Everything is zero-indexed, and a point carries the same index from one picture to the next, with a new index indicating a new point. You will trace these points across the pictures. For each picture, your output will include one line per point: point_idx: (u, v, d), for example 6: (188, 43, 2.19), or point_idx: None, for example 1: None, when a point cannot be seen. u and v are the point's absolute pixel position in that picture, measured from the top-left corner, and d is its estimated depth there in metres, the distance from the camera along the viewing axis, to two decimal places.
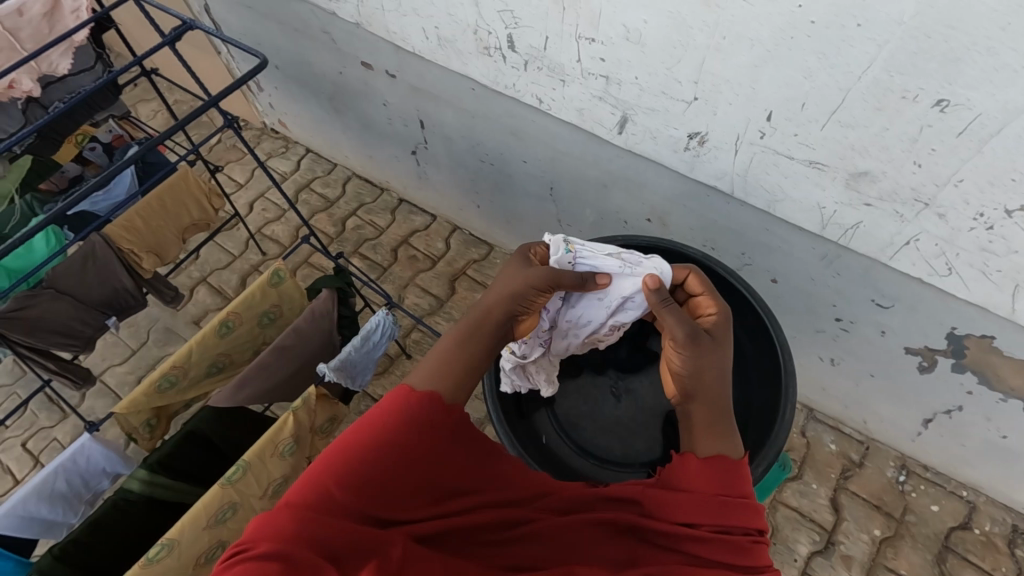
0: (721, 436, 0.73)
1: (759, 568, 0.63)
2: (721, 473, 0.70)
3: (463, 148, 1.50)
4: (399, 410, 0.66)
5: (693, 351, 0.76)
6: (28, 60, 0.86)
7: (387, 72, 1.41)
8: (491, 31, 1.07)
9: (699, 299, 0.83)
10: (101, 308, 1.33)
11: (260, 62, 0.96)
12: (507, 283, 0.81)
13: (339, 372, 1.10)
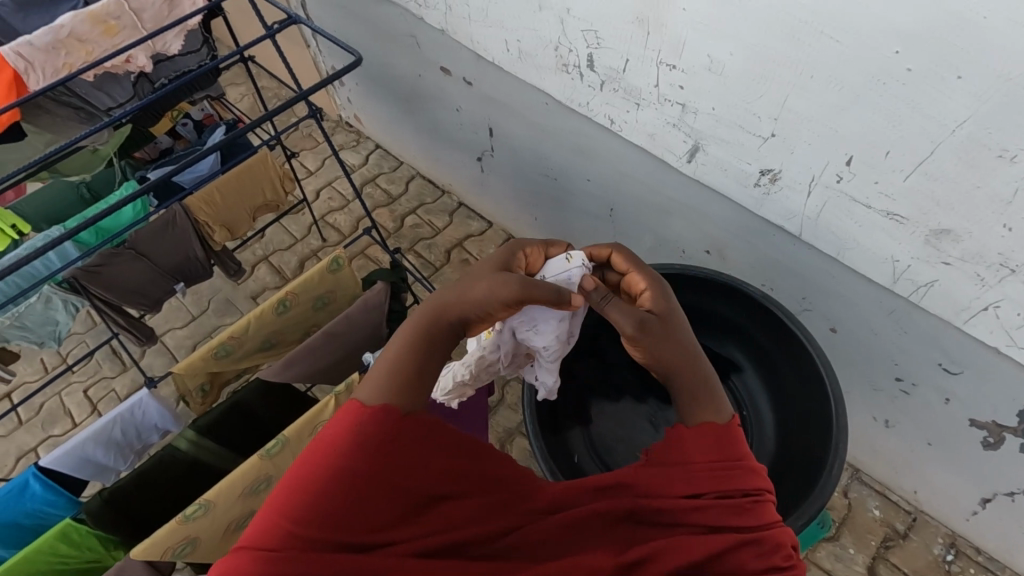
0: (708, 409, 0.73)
1: (767, 524, 0.63)
2: (714, 440, 0.70)
3: (527, 160, 1.52)
4: (348, 423, 0.63)
5: (644, 341, 0.75)
6: (146, 40, 0.93)
7: (464, 79, 1.45)
8: (573, 49, 1.08)
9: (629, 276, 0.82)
10: (173, 273, 1.41)
11: (356, 62, 0.97)
12: (475, 288, 0.71)
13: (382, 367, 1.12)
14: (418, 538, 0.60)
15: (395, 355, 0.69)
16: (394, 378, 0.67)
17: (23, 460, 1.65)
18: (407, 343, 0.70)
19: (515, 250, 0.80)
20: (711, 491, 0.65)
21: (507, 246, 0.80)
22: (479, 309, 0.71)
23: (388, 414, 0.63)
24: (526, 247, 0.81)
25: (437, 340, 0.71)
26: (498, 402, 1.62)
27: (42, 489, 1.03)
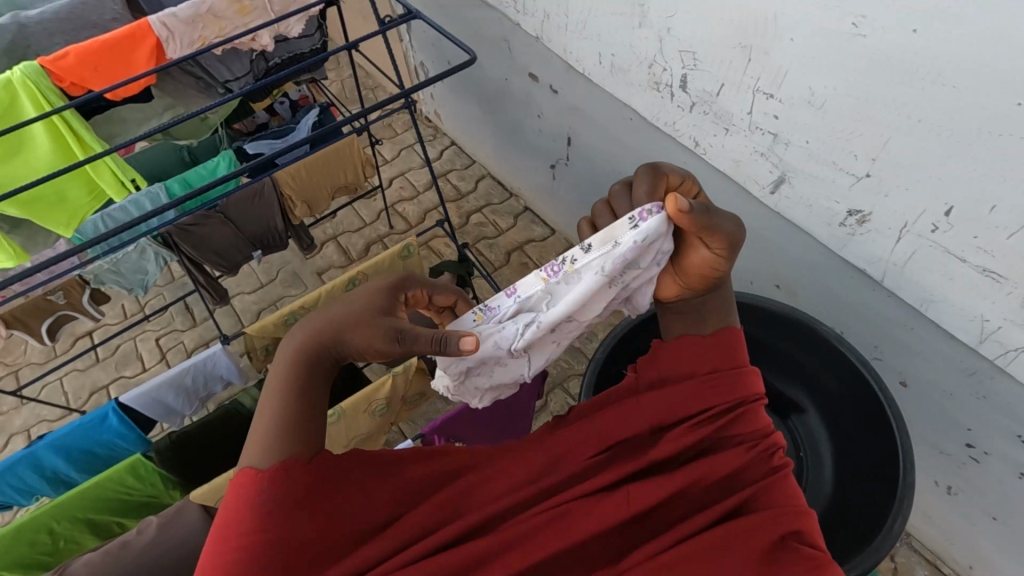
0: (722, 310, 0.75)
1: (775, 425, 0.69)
2: (718, 347, 0.72)
3: (602, 173, 1.53)
4: (247, 495, 0.55)
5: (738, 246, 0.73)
6: (273, 23, 0.98)
7: (551, 86, 1.48)
8: (667, 68, 1.09)
9: (672, 187, 0.77)
10: (253, 241, 1.49)
11: (471, 60, 0.98)
12: (350, 332, 0.66)
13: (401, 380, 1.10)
14: (387, 550, 0.56)
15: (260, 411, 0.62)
16: (267, 441, 0.59)
17: (95, 396, 1.77)
18: (273, 392, 0.63)
19: (400, 287, 0.72)
20: (723, 401, 0.68)
21: (389, 279, 0.72)
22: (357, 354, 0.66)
23: (291, 471, 0.57)
24: (415, 282, 0.74)
25: (309, 384, 0.64)
26: (541, 408, 1.63)
27: (118, 423, 1.10)
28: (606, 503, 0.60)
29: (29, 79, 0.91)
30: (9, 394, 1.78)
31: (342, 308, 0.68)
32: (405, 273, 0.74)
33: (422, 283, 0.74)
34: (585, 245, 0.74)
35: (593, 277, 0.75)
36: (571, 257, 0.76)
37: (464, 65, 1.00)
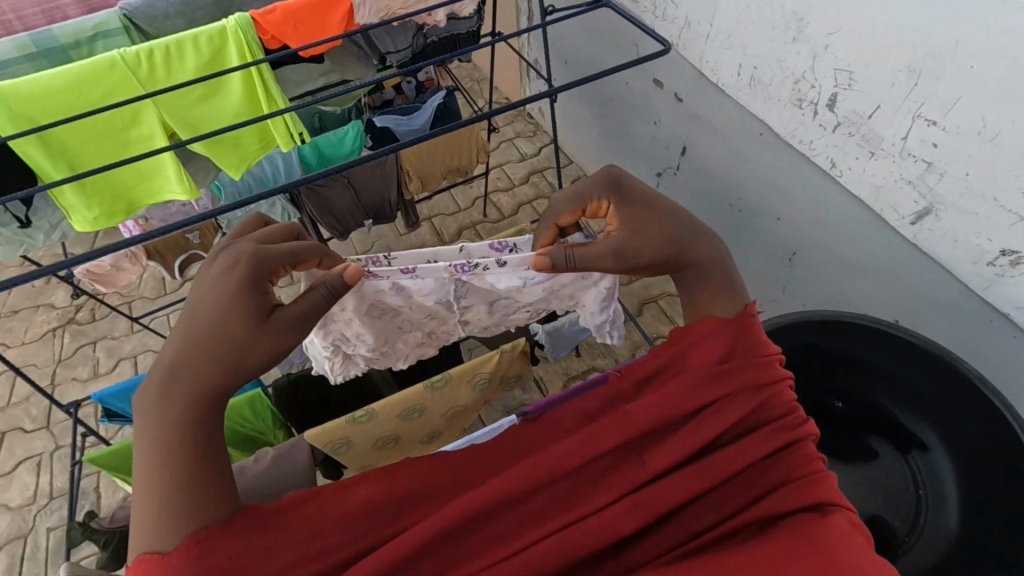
0: (721, 295, 0.71)
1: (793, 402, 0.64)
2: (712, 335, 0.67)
3: (714, 186, 1.52)
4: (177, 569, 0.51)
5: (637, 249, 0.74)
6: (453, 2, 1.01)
7: (675, 94, 1.48)
8: (816, 86, 1.08)
9: (584, 208, 0.78)
10: (367, 210, 1.56)
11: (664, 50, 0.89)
12: (236, 333, 0.60)
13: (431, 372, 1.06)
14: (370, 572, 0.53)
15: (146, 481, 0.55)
16: (180, 508, 0.53)
17: None
18: (160, 452, 0.55)
19: (253, 278, 0.63)
20: (738, 385, 0.62)
21: (239, 268, 0.63)
22: (251, 373, 0.61)
23: (205, 539, 0.53)
24: (271, 265, 0.65)
25: (208, 419, 0.57)
26: None
27: None
28: (601, 515, 0.57)
29: (240, 33, 0.84)
30: (122, 322, 1.93)
31: (206, 315, 0.60)
32: (253, 254, 0.64)
33: (280, 261, 0.66)
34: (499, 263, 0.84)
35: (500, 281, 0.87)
36: (484, 264, 0.86)
37: (657, 55, 0.91)
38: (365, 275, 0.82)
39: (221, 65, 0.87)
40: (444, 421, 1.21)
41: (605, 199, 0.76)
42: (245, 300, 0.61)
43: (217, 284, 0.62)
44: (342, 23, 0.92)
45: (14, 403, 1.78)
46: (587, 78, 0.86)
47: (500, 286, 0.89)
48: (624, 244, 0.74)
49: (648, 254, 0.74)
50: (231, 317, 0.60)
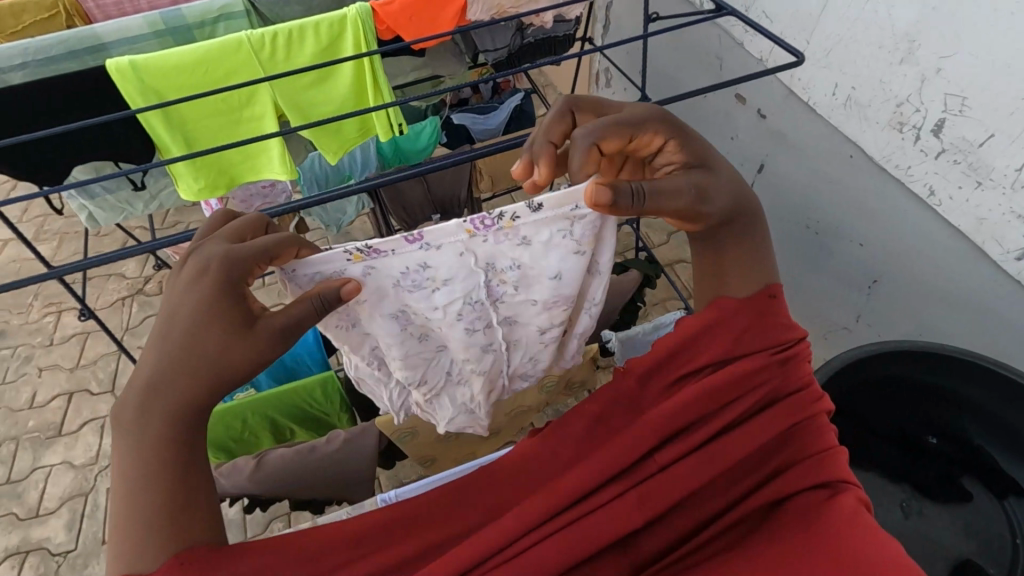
0: (749, 268, 0.68)
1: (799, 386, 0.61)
2: (714, 328, 0.63)
3: (791, 206, 1.48)
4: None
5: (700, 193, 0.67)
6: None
7: (759, 110, 1.46)
8: (921, 109, 1.05)
9: (635, 138, 0.66)
10: (437, 205, 1.58)
11: (795, 61, 0.81)
12: (216, 341, 0.55)
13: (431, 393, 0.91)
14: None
15: (133, 495, 0.52)
16: (153, 524, 0.50)
17: None
18: (143, 462, 0.52)
19: (229, 278, 0.57)
20: (741, 384, 0.59)
21: (214, 272, 0.56)
22: (238, 379, 0.57)
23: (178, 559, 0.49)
24: (245, 267, 0.58)
25: (191, 423, 0.55)
26: None
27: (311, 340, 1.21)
28: (598, 517, 0.54)
29: (359, 22, 0.86)
30: None
31: (185, 324, 0.55)
32: (224, 256, 0.57)
33: (254, 260, 0.58)
34: (535, 204, 0.67)
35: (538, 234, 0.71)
36: (511, 213, 0.68)
37: (787, 66, 0.83)
38: (365, 261, 0.67)
39: (336, 52, 0.89)
40: (507, 421, 1.21)
41: (661, 134, 0.67)
42: (220, 303, 0.56)
43: (189, 294, 0.56)
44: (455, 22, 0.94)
45: (83, 365, 1.85)
46: (708, 89, 0.78)
47: (537, 253, 0.74)
48: (696, 179, 0.65)
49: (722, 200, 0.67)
50: (211, 318, 0.55)
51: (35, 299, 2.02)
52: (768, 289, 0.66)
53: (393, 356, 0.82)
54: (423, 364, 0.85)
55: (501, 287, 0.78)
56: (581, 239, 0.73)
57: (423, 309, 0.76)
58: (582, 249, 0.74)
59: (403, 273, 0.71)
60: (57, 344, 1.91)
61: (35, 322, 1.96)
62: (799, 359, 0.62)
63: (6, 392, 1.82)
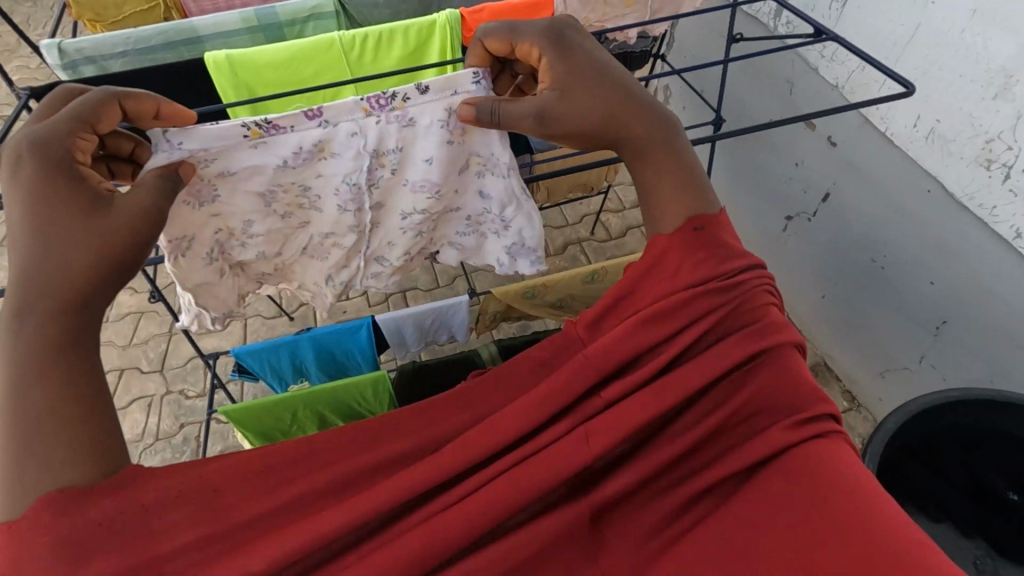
0: (683, 191, 0.64)
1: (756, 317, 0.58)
2: (654, 266, 0.60)
3: (856, 238, 1.44)
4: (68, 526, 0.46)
5: (564, 105, 0.65)
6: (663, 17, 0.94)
7: (829, 139, 1.42)
8: (1014, 147, 1.00)
9: (513, 46, 0.67)
10: None
11: (906, 91, 0.80)
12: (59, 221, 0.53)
13: (279, 277, 0.86)
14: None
15: (9, 432, 0.48)
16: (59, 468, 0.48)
17: (303, 307, 1.96)
18: (18, 385, 0.49)
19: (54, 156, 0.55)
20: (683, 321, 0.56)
21: (38, 153, 0.54)
22: (103, 265, 0.54)
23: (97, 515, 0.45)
24: (64, 143, 0.56)
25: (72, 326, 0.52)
26: None
27: (366, 340, 1.21)
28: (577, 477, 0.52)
29: (447, 28, 0.87)
30: None
31: (24, 207, 0.53)
32: (35, 139, 0.55)
33: (70, 133, 0.57)
34: (418, 86, 0.70)
35: (422, 118, 0.73)
36: (402, 95, 0.71)
37: (894, 96, 0.81)
38: (264, 137, 0.70)
39: (421, 58, 0.90)
40: None
41: (536, 46, 0.65)
42: (52, 184, 0.54)
43: (14, 182, 0.54)
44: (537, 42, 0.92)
45: (134, 344, 1.91)
46: (808, 118, 0.78)
47: (411, 136, 0.74)
48: (542, 103, 0.65)
49: (576, 125, 0.65)
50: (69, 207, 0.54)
51: None
52: (692, 222, 0.61)
53: (248, 234, 0.78)
54: (270, 242, 0.80)
55: (381, 172, 0.77)
56: (458, 130, 0.74)
57: (297, 184, 0.75)
58: (456, 139, 0.75)
59: (279, 157, 0.71)
60: (111, 321, 1.97)
61: None
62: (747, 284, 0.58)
63: None
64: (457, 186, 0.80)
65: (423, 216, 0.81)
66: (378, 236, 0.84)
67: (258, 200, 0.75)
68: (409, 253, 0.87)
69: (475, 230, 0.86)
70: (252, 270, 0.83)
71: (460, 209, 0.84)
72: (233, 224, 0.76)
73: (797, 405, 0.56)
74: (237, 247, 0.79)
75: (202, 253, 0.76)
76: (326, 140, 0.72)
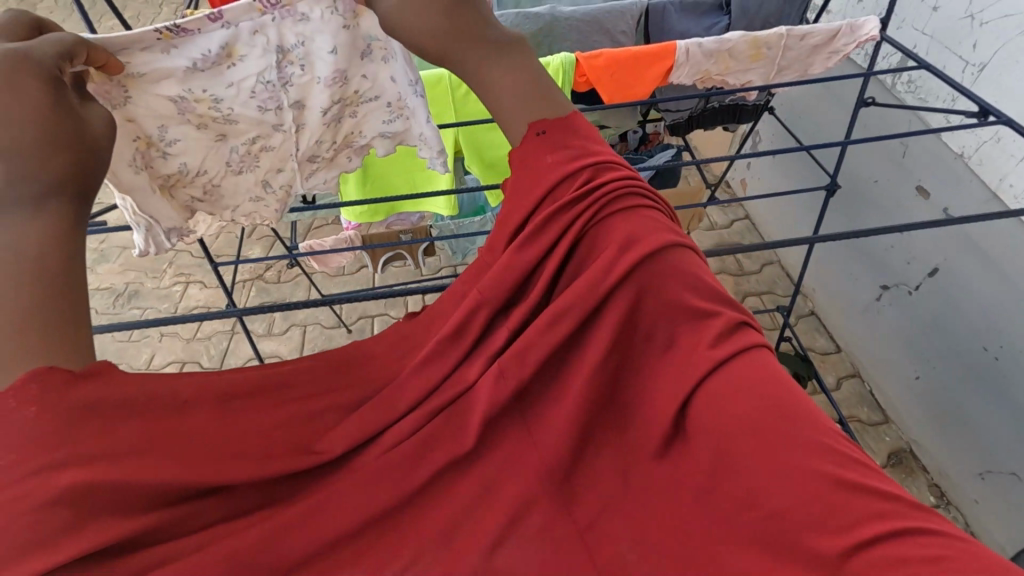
0: (532, 104, 0.63)
1: (638, 235, 0.58)
2: (525, 185, 0.62)
3: (966, 320, 1.30)
4: (42, 420, 0.46)
5: (400, 10, 0.59)
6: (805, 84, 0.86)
7: (945, 211, 1.30)
8: None
9: None
10: None
11: None
12: (61, 143, 0.53)
13: (212, 201, 0.75)
14: None
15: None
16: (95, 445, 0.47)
17: (362, 320, 1.95)
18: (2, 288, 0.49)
19: (48, 71, 0.53)
20: (558, 247, 0.59)
21: (29, 77, 0.51)
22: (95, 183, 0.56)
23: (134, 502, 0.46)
24: (53, 65, 0.53)
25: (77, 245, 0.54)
26: None
27: None
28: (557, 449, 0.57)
29: (559, 72, 0.81)
30: (302, 290, 2.04)
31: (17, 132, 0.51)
32: (21, 60, 0.51)
33: (56, 57, 0.53)
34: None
35: (320, 19, 0.65)
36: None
37: None
38: (176, 42, 0.61)
39: None
40: None
41: None
42: (55, 110, 0.53)
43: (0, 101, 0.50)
44: (649, 93, 0.85)
45: (198, 338, 1.95)
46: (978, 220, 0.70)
47: (313, 32, 0.66)
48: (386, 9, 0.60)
49: (424, 47, 0.61)
50: (50, 117, 0.52)
51: (169, 267, 2.17)
52: (535, 126, 0.62)
53: (164, 146, 0.68)
54: (192, 154, 0.70)
55: (292, 70, 0.67)
56: (352, 12, 0.65)
57: (208, 96, 0.66)
58: (348, 24, 0.66)
59: (189, 61, 0.63)
60: (179, 313, 2.03)
61: (166, 288, 2.10)
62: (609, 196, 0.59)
63: (129, 350, 1.94)
64: (365, 73, 0.70)
65: (341, 107, 0.72)
66: (304, 141, 0.74)
67: (174, 106, 0.65)
68: (336, 142, 0.76)
69: (405, 121, 0.76)
70: (180, 194, 0.73)
71: (379, 96, 0.73)
72: (148, 130, 0.66)
73: (693, 311, 0.56)
74: (158, 161, 0.69)
75: (128, 163, 0.66)
76: (233, 42, 0.64)
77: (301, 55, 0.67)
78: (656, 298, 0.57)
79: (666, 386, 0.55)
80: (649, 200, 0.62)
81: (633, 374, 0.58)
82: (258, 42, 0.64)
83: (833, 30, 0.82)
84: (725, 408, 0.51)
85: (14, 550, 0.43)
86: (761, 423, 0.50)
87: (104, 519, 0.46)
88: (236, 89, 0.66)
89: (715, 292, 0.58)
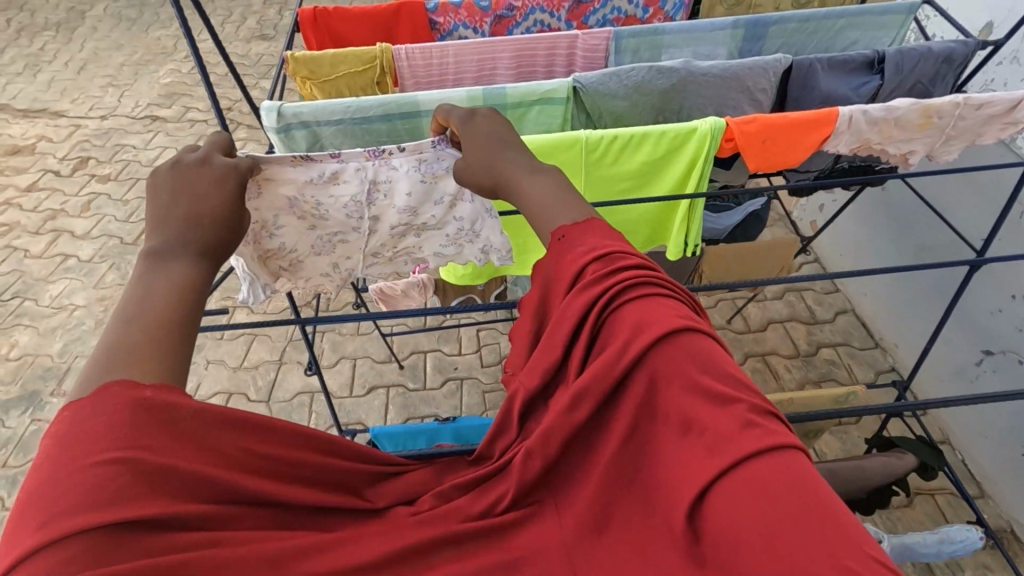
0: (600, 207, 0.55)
1: (647, 315, 0.44)
2: (547, 279, 0.53)
3: None
4: (138, 420, 0.38)
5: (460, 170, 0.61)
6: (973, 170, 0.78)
7: None
8: None
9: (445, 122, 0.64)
10: None
11: None
12: (231, 225, 0.52)
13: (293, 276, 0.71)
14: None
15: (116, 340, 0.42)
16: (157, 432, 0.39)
17: (414, 356, 1.88)
18: (139, 302, 0.45)
19: (245, 181, 0.56)
20: (565, 332, 0.48)
21: (233, 177, 0.54)
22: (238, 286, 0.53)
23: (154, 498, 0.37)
24: (245, 176, 0.56)
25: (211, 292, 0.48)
26: None
27: None
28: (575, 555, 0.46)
29: (709, 138, 0.73)
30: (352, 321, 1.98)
31: (207, 210, 0.51)
32: (233, 167, 0.55)
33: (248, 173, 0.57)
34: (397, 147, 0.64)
35: (405, 168, 0.66)
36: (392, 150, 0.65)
37: None
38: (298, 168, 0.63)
39: (664, 167, 0.76)
40: None
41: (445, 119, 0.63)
42: (240, 201, 0.54)
43: (203, 182, 0.52)
44: (801, 161, 0.77)
45: (244, 367, 1.89)
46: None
47: (400, 177, 0.66)
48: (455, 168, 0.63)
49: (475, 180, 0.61)
50: (234, 216, 0.53)
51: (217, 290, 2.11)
52: (554, 234, 0.53)
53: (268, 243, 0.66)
54: (293, 236, 0.67)
55: (379, 198, 0.67)
56: (434, 173, 0.66)
57: (313, 201, 0.65)
58: (428, 181, 0.67)
59: (307, 177, 0.64)
60: (225, 340, 1.97)
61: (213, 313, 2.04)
62: (615, 274, 0.47)
63: None
64: (435, 215, 0.70)
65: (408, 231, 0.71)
66: (373, 240, 0.71)
67: (289, 209, 0.65)
68: (403, 255, 0.74)
69: (459, 248, 0.73)
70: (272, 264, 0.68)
71: (442, 227, 0.71)
72: (267, 218, 0.65)
73: (708, 393, 0.41)
74: (264, 240, 0.66)
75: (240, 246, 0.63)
76: (340, 172, 0.65)
77: (384, 191, 0.67)
78: (663, 386, 0.43)
79: (671, 478, 0.41)
80: (673, 290, 0.48)
81: (644, 464, 0.44)
82: (359, 174, 0.65)
83: (1015, 99, 0.73)
84: (734, 513, 0.37)
85: (67, 509, 0.34)
86: (781, 534, 0.35)
87: (154, 495, 0.37)
88: (335, 201, 0.66)
89: (736, 377, 0.42)
